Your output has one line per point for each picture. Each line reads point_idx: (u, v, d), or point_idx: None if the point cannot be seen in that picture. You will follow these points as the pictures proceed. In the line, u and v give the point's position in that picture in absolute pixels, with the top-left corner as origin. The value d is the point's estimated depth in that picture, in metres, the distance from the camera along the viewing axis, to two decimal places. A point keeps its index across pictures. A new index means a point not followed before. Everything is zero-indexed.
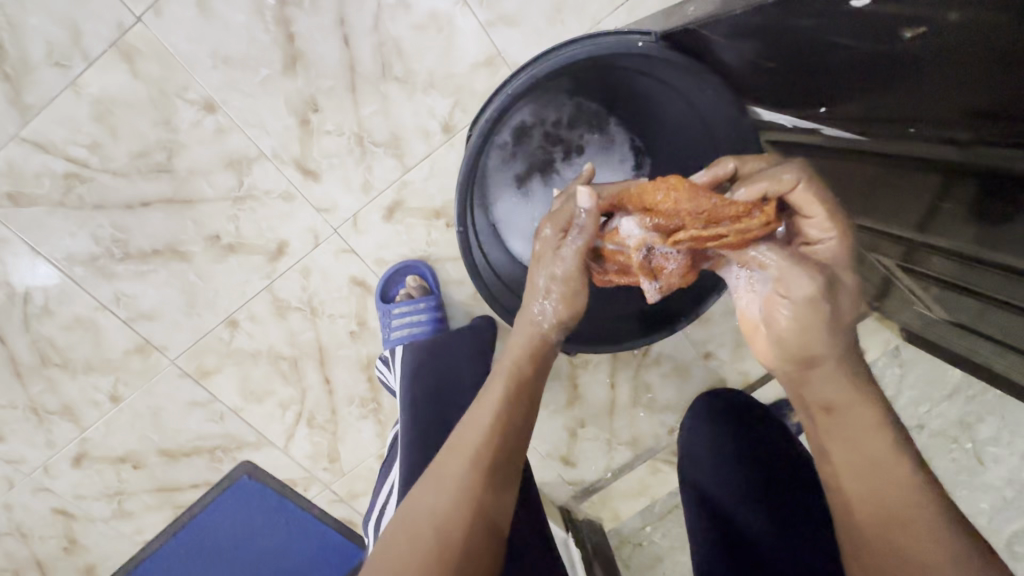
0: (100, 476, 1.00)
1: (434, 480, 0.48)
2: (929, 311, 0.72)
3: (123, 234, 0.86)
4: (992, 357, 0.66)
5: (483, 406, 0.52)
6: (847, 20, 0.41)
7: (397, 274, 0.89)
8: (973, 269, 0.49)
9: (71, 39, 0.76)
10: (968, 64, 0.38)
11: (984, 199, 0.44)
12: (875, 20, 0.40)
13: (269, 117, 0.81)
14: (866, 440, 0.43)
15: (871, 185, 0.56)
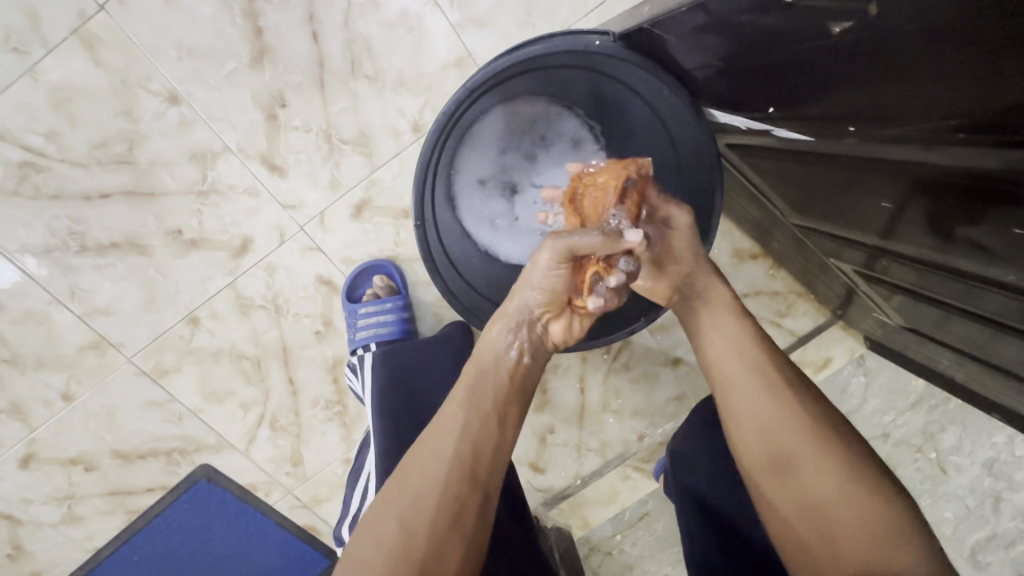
0: (49, 478, 0.96)
1: (399, 477, 0.49)
2: (887, 318, 0.73)
3: (80, 226, 0.84)
4: (946, 363, 0.67)
5: (451, 401, 0.53)
6: (780, 14, 0.38)
7: (364, 273, 0.88)
8: (935, 276, 0.50)
9: (31, 26, 0.75)
10: (910, 57, 0.35)
11: (935, 207, 0.43)
12: (806, 15, 0.37)
13: (235, 111, 0.81)
14: (778, 447, 0.50)
15: (833, 193, 0.54)
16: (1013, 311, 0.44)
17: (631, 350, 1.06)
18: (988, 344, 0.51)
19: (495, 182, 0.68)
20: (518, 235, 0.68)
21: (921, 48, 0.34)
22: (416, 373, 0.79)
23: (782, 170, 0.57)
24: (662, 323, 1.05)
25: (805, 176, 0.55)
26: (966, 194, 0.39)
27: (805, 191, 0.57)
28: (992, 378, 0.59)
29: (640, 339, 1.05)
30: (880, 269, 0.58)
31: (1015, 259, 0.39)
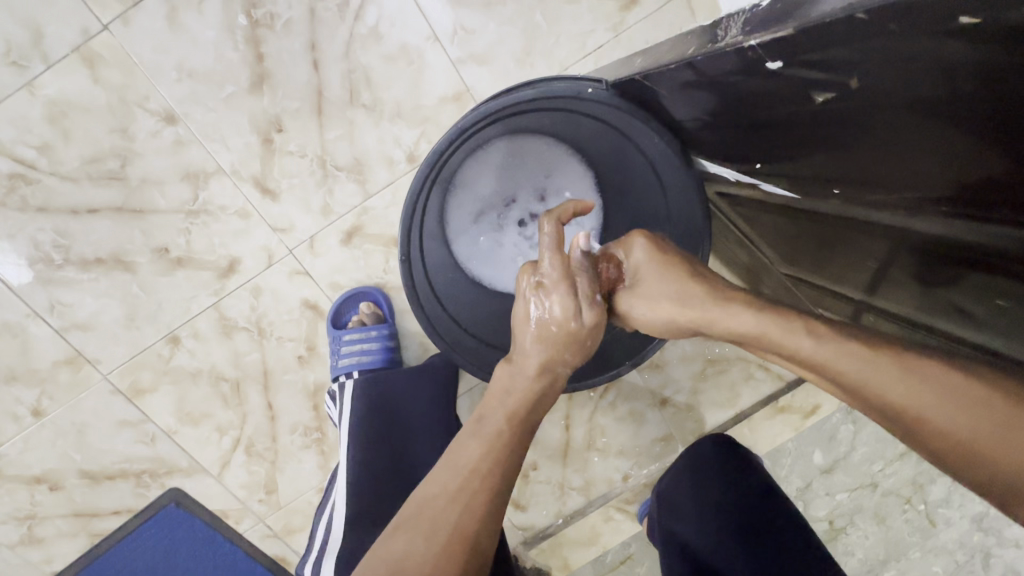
0: (12, 497, 0.93)
1: (415, 525, 0.44)
2: None
3: (65, 240, 0.83)
4: None
5: (476, 437, 0.49)
6: (765, 78, 0.39)
7: (351, 299, 0.87)
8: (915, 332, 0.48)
9: (32, 41, 0.76)
10: (895, 126, 0.35)
11: (918, 268, 0.43)
12: (790, 82, 0.38)
13: (230, 133, 0.81)
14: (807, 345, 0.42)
15: (823, 247, 0.53)
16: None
17: (618, 388, 1.05)
18: None
19: (484, 221, 0.69)
20: (505, 271, 0.69)
21: (924, 117, 0.33)
22: (400, 404, 0.77)
23: (772, 222, 0.58)
24: (651, 362, 1.05)
25: (795, 230, 0.55)
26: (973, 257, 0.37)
27: (796, 245, 0.57)
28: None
29: (628, 377, 1.04)
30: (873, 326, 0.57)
31: (1003, 329, 0.39)
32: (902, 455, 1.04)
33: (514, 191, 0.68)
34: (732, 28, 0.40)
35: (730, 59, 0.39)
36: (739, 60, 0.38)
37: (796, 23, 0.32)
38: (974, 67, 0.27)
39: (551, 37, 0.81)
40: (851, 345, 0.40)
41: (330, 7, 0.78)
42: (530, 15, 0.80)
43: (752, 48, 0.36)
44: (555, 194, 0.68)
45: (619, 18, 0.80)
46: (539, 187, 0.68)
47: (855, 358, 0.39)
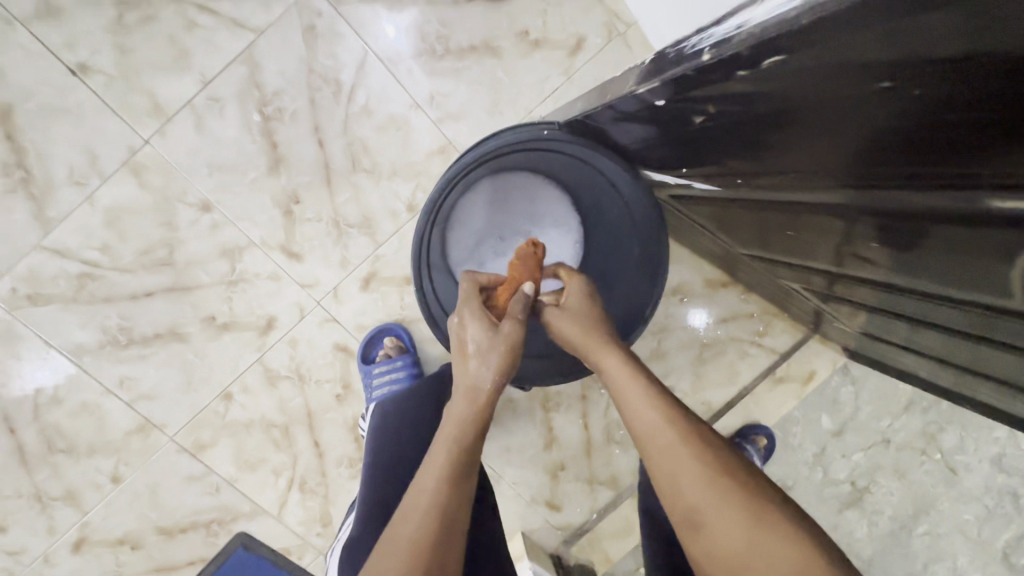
0: (98, 562, 1.03)
1: (385, 550, 0.54)
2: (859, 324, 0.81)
3: (128, 322, 0.95)
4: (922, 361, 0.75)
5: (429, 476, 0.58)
6: (662, 109, 0.53)
7: (377, 336, 0.98)
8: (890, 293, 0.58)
9: (89, 162, 0.89)
10: (779, 122, 0.45)
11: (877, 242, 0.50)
12: (679, 109, 0.51)
13: (257, 212, 0.94)
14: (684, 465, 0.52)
15: (795, 231, 0.61)
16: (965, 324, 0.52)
17: None
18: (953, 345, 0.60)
19: (481, 249, 0.83)
20: None
21: (794, 117, 0.43)
22: (403, 428, 0.81)
23: (751, 216, 0.65)
24: (651, 354, 1.15)
25: (773, 220, 0.62)
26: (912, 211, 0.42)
27: (770, 232, 0.66)
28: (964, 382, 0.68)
29: None
30: (845, 290, 0.68)
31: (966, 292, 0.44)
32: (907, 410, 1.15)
33: (502, 221, 0.83)
34: (629, 78, 0.54)
35: (633, 100, 0.54)
36: (638, 101, 0.53)
37: (657, 78, 0.47)
38: (816, 63, 0.35)
39: (513, 88, 0.95)
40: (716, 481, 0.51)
41: (326, 95, 0.93)
42: (492, 73, 0.94)
43: (641, 93, 0.51)
44: (538, 218, 0.84)
45: (568, 63, 0.95)
46: (526, 213, 0.83)
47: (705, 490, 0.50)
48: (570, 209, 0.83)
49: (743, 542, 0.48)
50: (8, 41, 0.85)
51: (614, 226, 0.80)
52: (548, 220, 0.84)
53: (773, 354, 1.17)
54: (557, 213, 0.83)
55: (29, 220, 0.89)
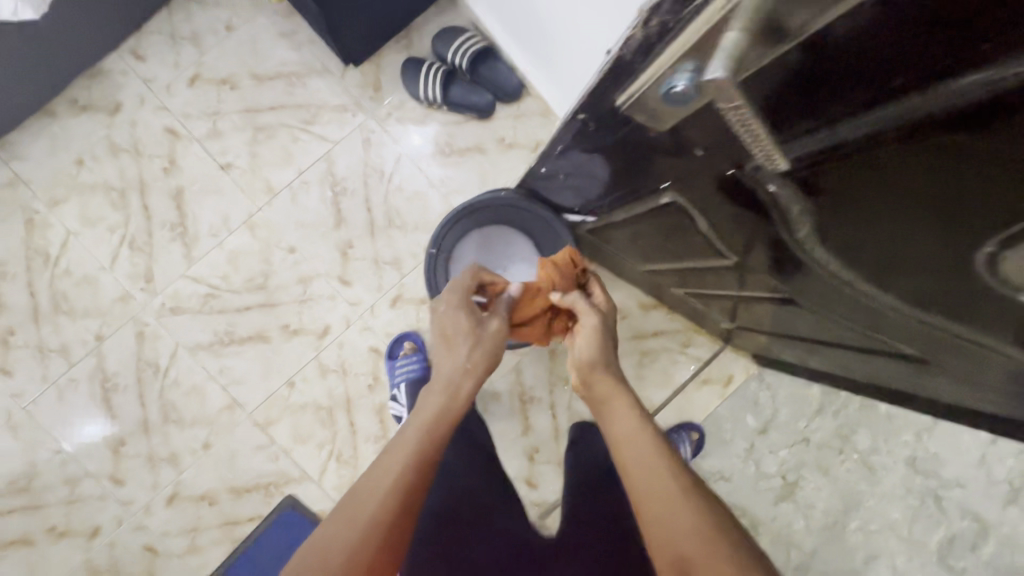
0: (184, 514, 1.37)
1: (343, 520, 0.56)
2: (792, 319, 0.95)
3: (233, 328, 1.38)
4: (858, 344, 0.87)
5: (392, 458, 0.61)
6: (549, 182, 1.03)
7: (399, 341, 1.39)
8: (829, 265, 0.65)
9: (223, 222, 1.37)
10: (628, 157, 0.72)
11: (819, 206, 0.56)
12: (556, 181, 1.00)
13: (324, 253, 1.40)
14: (659, 480, 0.58)
15: (721, 230, 0.74)
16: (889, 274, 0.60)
17: None
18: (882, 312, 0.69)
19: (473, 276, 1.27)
20: None
21: (646, 153, 0.69)
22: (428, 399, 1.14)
23: (682, 223, 0.80)
24: None
25: (697, 223, 0.77)
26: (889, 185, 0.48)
27: (689, 238, 0.85)
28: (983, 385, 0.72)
29: None
30: (768, 280, 0.83)
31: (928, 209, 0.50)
32: (818, 412, 1.51)
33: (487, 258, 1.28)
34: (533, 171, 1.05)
35: (536, 178, 1.05)
36: (537, 179, 1.04)
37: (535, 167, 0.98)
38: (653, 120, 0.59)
39: (496, 173, 1.44)
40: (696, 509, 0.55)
41: (374, 177, 1.41)
42: (483, 164, 1.44)
43: (537, 174, 1.02)
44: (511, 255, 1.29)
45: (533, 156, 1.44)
46: (502, 253, 1.29)
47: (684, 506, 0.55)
48: (531, 246, 1.26)
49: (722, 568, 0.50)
50: (187, 150, 1.36)
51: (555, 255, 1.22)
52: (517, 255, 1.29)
53: (697, 362, 1.54)
54: (523, 251, 1.28)
55: (180, 259, 1.36)
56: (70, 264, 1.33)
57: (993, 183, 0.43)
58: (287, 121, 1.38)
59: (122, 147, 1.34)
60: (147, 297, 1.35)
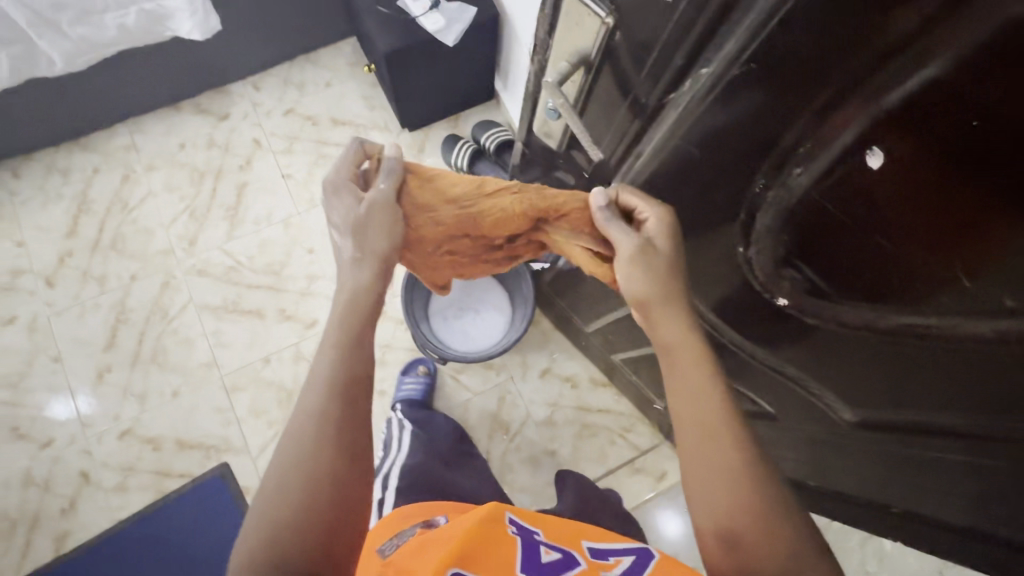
0: (128, 451, 1.47)
1: (294, 436, 0.60)
2: (762, 399, 0.88)
3: (239, 299, 1.60)
4: (832, 439, 0.77)
5: (324, 368, 0.65)
6: None
7: (412, 363, 1.58)
8: (813, 299, 0.58)
9: (267, 216, 1.67)
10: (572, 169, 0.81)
11: (797, 204, 0.52)
12: None
13: (335, 259, 1.64)
14: (715, 461, 0.57)
15: (697, 256, 0.72)
16: (870, 314, 0.54)
17: (523, 437, 1.58)
18: (862, 374, 0.61)
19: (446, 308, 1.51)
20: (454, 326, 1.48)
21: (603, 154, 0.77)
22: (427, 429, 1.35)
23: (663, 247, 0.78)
24: (546, 421, 1.59)
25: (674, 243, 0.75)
26: (720, 184, 0.59)
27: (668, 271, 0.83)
28: (894, 450, 0.66)
29: (531, 430, 1.58)
30: (740, 333, 0.77)
31: (905, 215, 0.45)
32: None
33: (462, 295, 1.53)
34: None
35: None
36: None
37: None
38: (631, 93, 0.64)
39: None
40: (746, 492, 0.56)
41: None
42: None
43: None
44: (481, 298, 1.53)
45: None
46: (474, 295, 1.53)
47: (733, 486, 0.56)
48: (503, 295, 1.53)
49: (762, 539, 0.54)
50: (263, 158, 1.72)
51: (518, 299, 1.45)
52: (486, 300, 1.53)
53: (636, 449, 1.58)
54: (491, 298, 1.53)
55: (223, 233, 1.64)
56: (139, 216, 1.64)
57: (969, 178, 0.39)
58: None
59: (217, 144, 1.72)
60: (184, 256, 1.62)
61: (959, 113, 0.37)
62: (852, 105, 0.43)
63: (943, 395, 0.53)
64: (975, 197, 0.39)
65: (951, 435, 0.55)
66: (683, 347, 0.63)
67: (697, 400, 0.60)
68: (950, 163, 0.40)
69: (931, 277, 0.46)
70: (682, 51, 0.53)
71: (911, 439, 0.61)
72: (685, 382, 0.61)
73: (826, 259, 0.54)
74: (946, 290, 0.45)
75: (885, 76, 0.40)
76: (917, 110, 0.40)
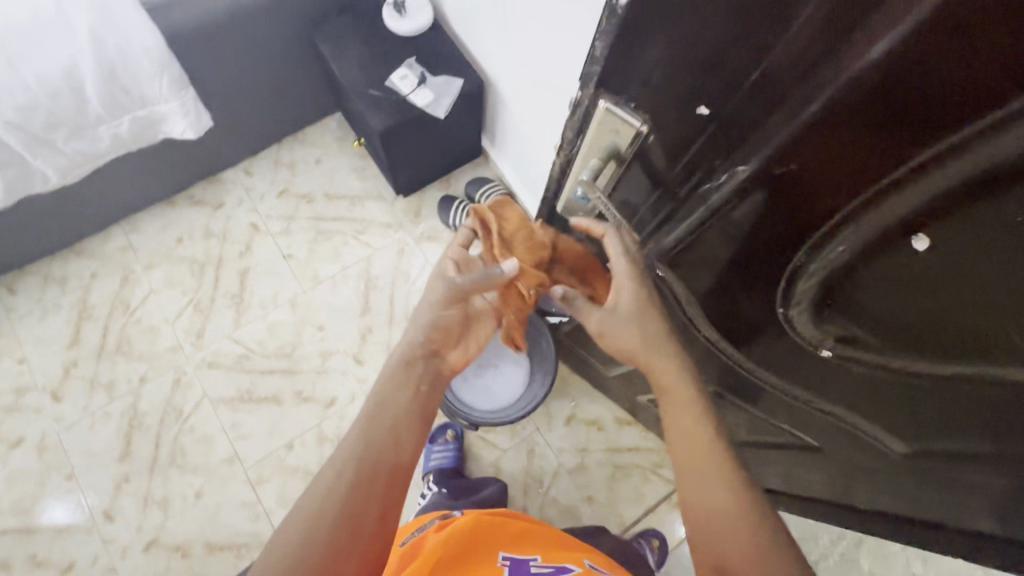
0: (155, 562, 1.42)
1: (332, 475, 0.64)
2: (805, 435, 0.90)
3: (254, 387, 1.58)
4: (880, 474, 0.79)
5: (371, 418, 0.71)
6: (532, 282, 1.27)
7: (440, 428, 1.60)
8: (854, 348, 0.62)
9: (273, 298, 1.66)
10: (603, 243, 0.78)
11: (833, 273, 0.55)
12: None
13: (346, 333, 1.64)
14: (704, 484, 0.66)
15: (733, 311, 0.75)
16: (916, 360, 0.56)
17: (557, 487, 1.57)
18: (911, 413, 0.64)
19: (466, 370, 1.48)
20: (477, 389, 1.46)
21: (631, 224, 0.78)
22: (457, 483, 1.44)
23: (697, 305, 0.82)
24: (578, 468, 1.59)
25: (706, 299, 0.79)
26: (764, 248, 0.61)
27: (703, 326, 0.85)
28: (942, 481, 0.67)
29: (564, 479, 1.57)
30: (780, 378, 0.80)
31: (946, 289, 0.47)
32: None
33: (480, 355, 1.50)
34: None
35: None
36: None
37: None
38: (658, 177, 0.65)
39: None
40: (733, 508, 0.63)
41: (402, 278, 1.71)
42: None
43: None
44: (499, 355, 1.51)
45: None
46: (492, 353, 1.51)
47: (722, 503, 0.64)
48: None
49: (748, 551, 0.60)
50: (263, 241, 1.72)
51: (537, 354, 1.45)
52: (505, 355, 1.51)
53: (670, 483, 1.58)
54: (509, 353, 1.52)
55: (230, 322, 1.63)
56: (143, 315, 1.62)
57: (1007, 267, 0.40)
58: (344, 229, 1.75)
59: (215, 233, 1.73)
60: (193, 351, 1.60)
61: (997, 209, 0.39)
62: (893, 196, 0.45)
63: (996, 438, 0.55)
64: (1018, 285, 0.41)
65: (1001, 472, 0.57)
66: (677, 391, 0.72)
67: (687, 430, 0.70)
68: (990, 252, 0.41)
69: (978, 338, 0.48)
70: (712, 145, 0.56)
71: (967, 479, 0.63)
72: (677, 416, 0.71)
73: (867, 317, 0.57)
74: (994, 350, 0.47)
75: (922, 171, 0.42)
76: (959, 207, 0.41)
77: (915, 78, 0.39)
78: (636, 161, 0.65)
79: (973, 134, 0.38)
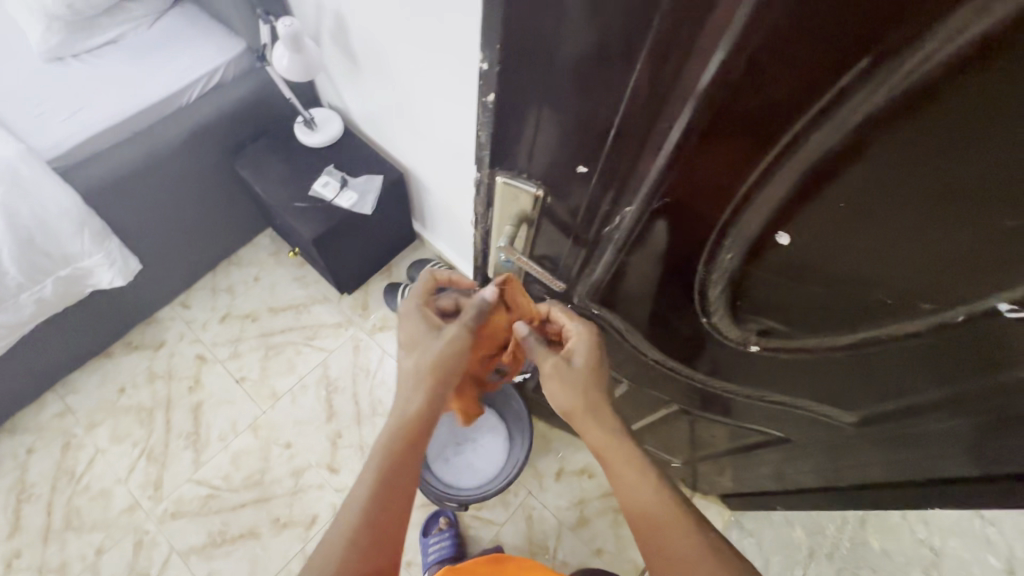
0: None
1: (364, 512, 0.67)
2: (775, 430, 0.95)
3: (226, 526, 1.47)
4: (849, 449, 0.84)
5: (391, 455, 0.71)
6: None
7: (433, 516, 1.53)
8: (779, 338, 0.68)
9: (231, 427, 1.60)
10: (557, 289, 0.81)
11: (736, 276, 0.61)
12: None
13: (315, 444, 1.59)
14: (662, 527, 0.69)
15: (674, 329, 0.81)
16: (830, 337, 0.63)
17: (564, 548, 1.52)
18: (847, 384, 0.70)
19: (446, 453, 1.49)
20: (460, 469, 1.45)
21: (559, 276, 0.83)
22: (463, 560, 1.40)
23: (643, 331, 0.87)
24: (580, 522, 1.55)
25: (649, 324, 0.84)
26: (677, 269, 0.68)
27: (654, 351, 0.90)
28: (896, 438, 0.73)
29: (568, 538, 1.53)
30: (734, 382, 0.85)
31: (825, 270, 0.54)
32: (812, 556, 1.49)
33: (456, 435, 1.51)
34: None
35: None
36: None
37: None
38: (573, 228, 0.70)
39: None
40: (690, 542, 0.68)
41: (362, 375, 1.69)
42: None
43: None
44: (474, 431, 1.52)
45: None
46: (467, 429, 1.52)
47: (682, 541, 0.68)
48: (494, 416, 1.53)
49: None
50: (211, 371, 1.68)
51: (513, 417, 1.45)
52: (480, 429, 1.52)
53: None
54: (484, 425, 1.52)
55: (189, 463, 1.55)
56: (91, 479, 1.51)
57: (864, 236, 0.48)
58: (295, 339, 1.74)
59: (159, 374, 1.67)
60: (152, 504, 1.49)
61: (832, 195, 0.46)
62: (752, 204, 0.52)
63: (920, 385, 0.62)
64: (875, 248, 0.48)
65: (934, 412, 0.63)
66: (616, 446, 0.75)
67: (636, 480, 0.73)
68: (846, 229, 0.49)
69: (866, 305, 0.55)
70: (605, 197, 0.62)
71: (912, 428, 0.69)
72: (622, 468, 0.74)
73: (777, 310, 0.63)
74: (881, 311, 0.54)
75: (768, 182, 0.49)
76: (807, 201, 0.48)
77: (739, 112, 0.45)
78: (545, 220, 0.71)
79: (784, 150, 0.46)
